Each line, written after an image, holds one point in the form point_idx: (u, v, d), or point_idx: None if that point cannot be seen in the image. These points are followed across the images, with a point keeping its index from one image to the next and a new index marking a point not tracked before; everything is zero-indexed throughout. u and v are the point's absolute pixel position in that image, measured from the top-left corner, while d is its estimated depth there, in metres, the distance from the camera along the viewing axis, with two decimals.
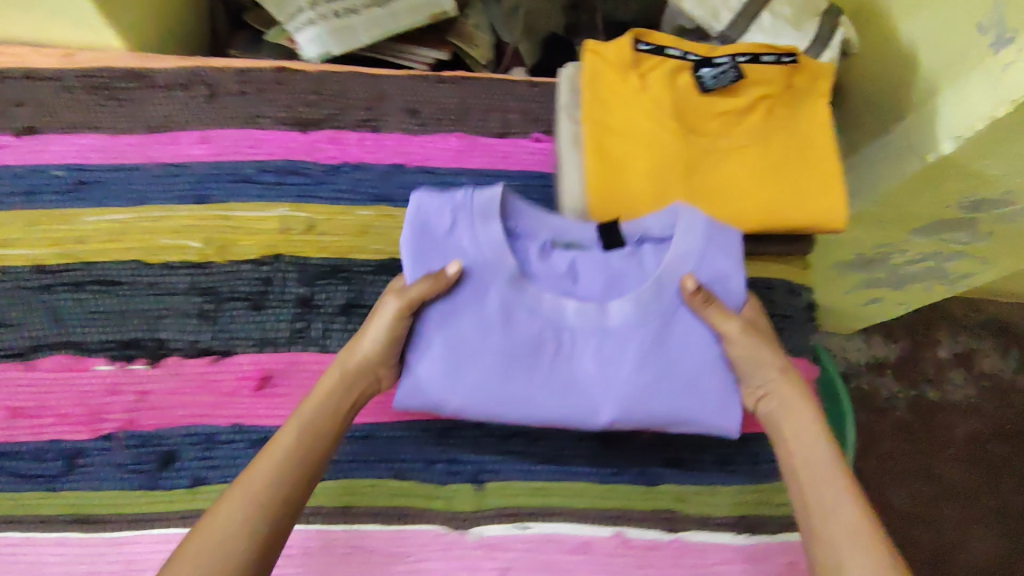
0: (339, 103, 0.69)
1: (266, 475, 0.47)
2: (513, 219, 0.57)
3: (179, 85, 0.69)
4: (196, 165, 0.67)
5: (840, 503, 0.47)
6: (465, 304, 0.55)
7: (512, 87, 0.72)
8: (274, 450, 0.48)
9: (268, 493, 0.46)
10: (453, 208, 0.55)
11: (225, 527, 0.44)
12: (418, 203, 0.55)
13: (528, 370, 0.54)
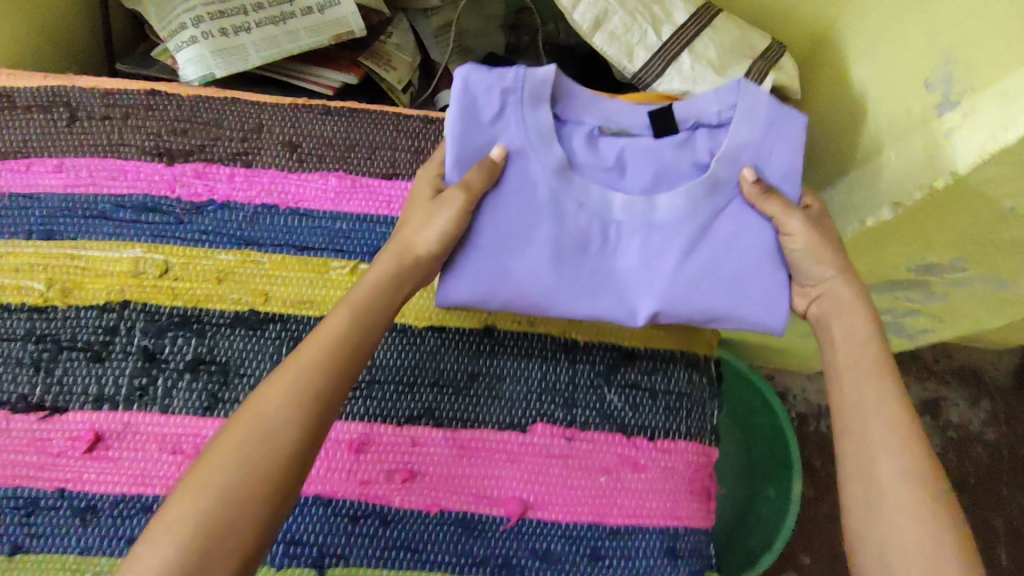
0: (211, 133, 0.64)
1: (283, 402, 0.43)
2: (563, 104, 0.57)
3: (39, 107, 0.63)
4: (48, 196, 0.61)
5: (895, 470, 0.45)
6: (511, 185, 0.55)
7: (403, 121, 0.67)
8: (296, 368, 0.45)
9: (272, 422, 0.43)
10: (501, 91, 0.54)
11: (229, 470, 0.41)
12: (463, 80, 0.54)
13: (578, 260, 0.55)
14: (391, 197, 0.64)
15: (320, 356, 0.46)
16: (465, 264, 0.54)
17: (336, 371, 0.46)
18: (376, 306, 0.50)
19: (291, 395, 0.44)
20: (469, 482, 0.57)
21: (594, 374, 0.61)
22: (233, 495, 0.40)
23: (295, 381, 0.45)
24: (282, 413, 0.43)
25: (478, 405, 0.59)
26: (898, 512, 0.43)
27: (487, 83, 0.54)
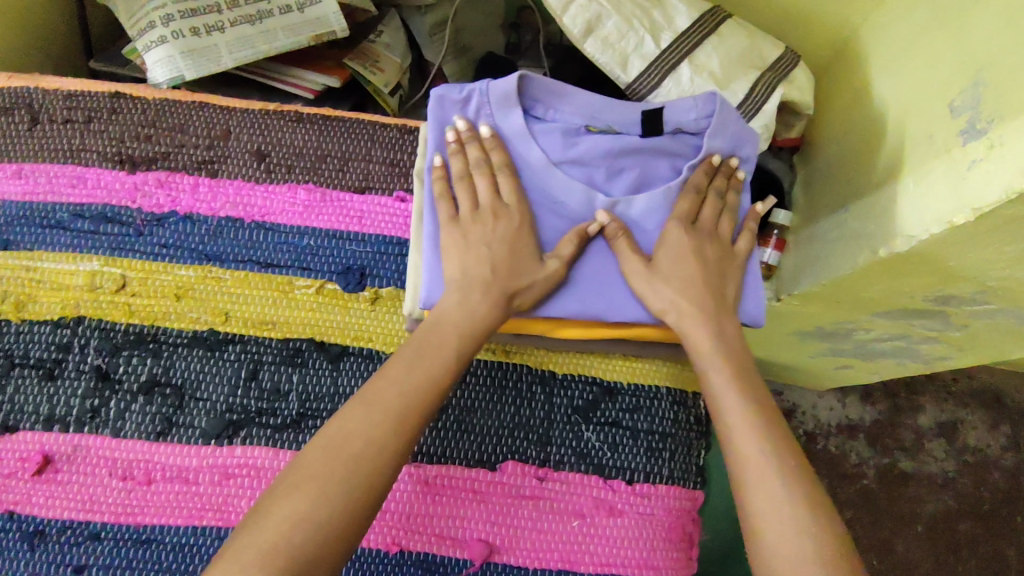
0: (175, 140, 0.61)
1: (378, 426, 0.43)
2: (543, 104, 0.54)
3: (0, 109, 0.61)
4: (5, 204, 0.58)
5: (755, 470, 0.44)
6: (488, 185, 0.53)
7: (378, 131, 0.63)
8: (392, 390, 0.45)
9: (358, 444, 0.43)
10: (476, 105, 0.54)
11: (327, 493, 0.41)
12: (439, 97, 0.54)
13: None
14: (363, 212, 0.60)
15: (413, 383, 0.45)
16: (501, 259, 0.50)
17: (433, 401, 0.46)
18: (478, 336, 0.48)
19: (387, 419, 0.44)
20: (432, 521, 0.53)
21: (571, 410, 0.57)
22: (331, 518, 0.40)
23: (387, 408, 0.44)
24: (366, 439, 0.43)
25: (445, 439, 0.55)
26: (788, 537, 0.42)
27: (456, 100, 0.54)
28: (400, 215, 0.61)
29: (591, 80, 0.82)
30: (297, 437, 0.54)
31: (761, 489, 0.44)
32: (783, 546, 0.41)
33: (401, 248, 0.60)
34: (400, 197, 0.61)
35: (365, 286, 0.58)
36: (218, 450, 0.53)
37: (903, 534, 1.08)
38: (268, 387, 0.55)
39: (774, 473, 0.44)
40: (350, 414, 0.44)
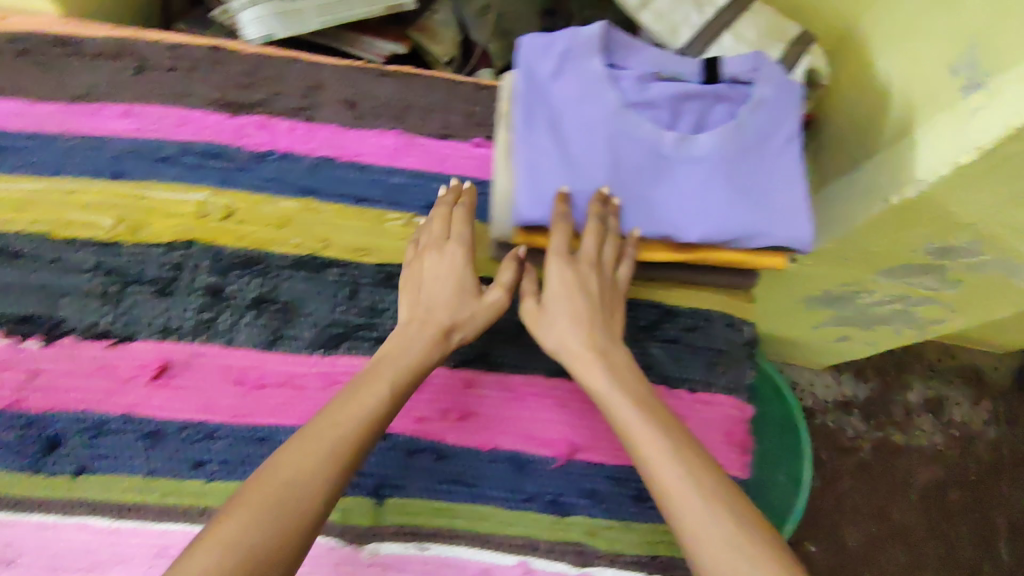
0: (272, 88, 0.67)
1: (308, 474, 0.42)
2: (618, 54, 0.60)
3: (109, 56, 0.66)
4: (116, 140, 0.63)
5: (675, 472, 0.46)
6: (567, 120, 0.57)
7: (456, 87, 0.70)
8: (313, 454, 0.43)
9: (293, 483, 0.41)
10: (560, 51, 0.58)
11: (259, 526, 0.39)
12: (526, 47, 0.59)
13: (628, 187, 0.57)
14: (445, 155, 0.67)
15: (330, 438, 0.44)
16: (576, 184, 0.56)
17: (345, 453, 0.44)
18: (408, 372, 0.50)
19: (314, 468, 0.42)
20: (517, 422, 0.59)
21: (637, 328, 0.63)
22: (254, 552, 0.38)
23: (313, 463, 0.42)
24: (302, 482, 0.41)
25: (528, 352, 0.61)
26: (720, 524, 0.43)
27: (542, 47, 0.59)
28: (478, 158, 0.67)
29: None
30: None
31: (676, 489, 0.45)
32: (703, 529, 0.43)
33: (481, 187, 0.66)
34: (477, 142, 0.67)
35: None
36: (326, 358, 0.58)
37: (898, 507, 1.02)
38: (367, 305, 0.60)
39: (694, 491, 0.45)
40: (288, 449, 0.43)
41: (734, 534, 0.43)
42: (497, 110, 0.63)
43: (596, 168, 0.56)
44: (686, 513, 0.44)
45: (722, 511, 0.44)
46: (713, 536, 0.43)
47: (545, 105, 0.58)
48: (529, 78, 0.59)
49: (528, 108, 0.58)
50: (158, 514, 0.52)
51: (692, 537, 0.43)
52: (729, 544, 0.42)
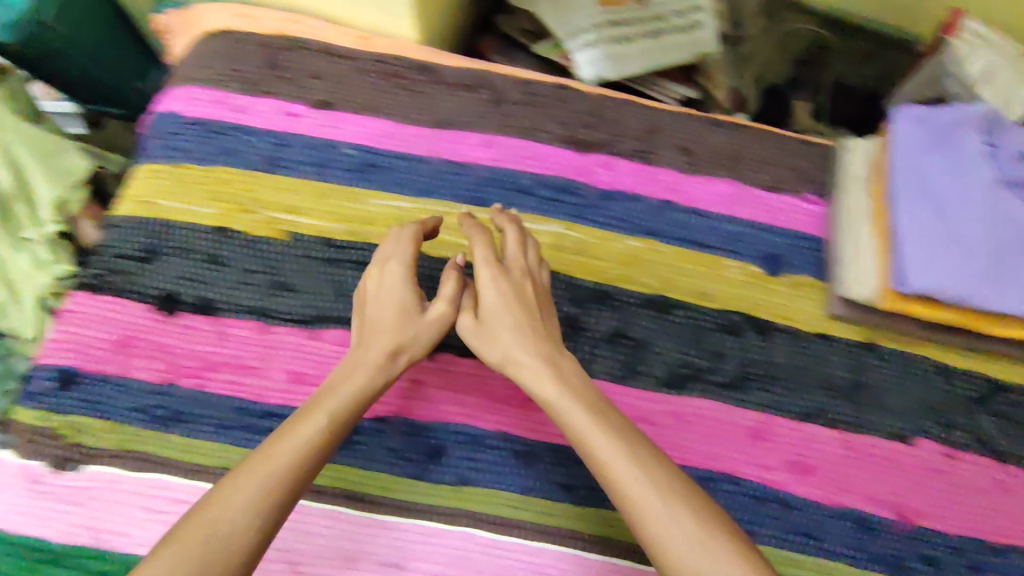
0: (614, 130, 0.69)
1: (238, 509, 0.41)
2: (995, 135, 0.62)
3: (467, 85, 0.69)
4: (477, 167, 0.66)
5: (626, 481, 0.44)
6: (948, 189, 0.59)
7: (785, 142, 0.71)
8: (242, 491, 0.42)
9: (223, 527, 0.40)
10: (942, 126, 0.62)
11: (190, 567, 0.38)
12: (907, 120, 0.63)
13: (1010, 260, 0.57)
14: (780, 209, 0.68)
15: (260, 475, 0.42)
16: (961, 251, 0.57)
17: (290, 488, 0.43)
18: (352, 401, 0.48)
19: (251, 503, 0.41)
20: (858, 482, 0.60)
21: (968, 399, 0.64)
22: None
23: (246, 496, 0.41)
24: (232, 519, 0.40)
25: (864, 412, 0.62)
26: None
27: (923, 122, 0.62)
28: (811, 214, 0.68)
29: (864, 121, 0.95)
30: (740, 396, 0.62)
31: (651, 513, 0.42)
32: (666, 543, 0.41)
33: (814, 244, 0.67)
34: (809, 199, 0.68)
35: (787, 274, 0.66)
36: (681, 398, 0.60)
37: None
38: (712, 349, 0.63)
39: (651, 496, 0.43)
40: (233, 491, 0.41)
41: (732, 549, 0.41)
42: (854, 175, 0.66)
43: (982, 242, 0.57)
44: (650, 519, 0.42)
45: (706, 542, 0.41)
46: (676, 538, 0.41)
47: (923, 175, 0.60)
48: (907, 148, 0.62)
49: (909, 178, 0.60)
50: (536, 534, 0.55)
51: (676, 564, 0.41)
52: (698, 562, 0.40)
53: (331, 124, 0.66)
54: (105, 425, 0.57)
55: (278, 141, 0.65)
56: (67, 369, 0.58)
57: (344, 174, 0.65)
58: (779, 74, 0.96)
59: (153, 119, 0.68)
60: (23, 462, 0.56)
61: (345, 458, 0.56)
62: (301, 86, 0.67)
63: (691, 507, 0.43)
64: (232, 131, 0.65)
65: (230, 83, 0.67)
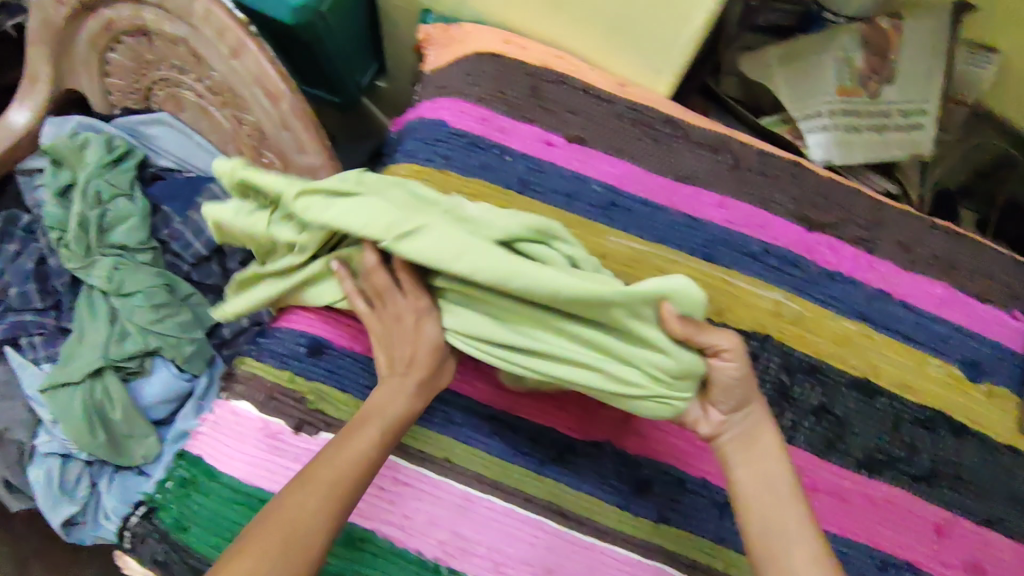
0: (842, 214, 0.72)
1: (313, 512, 0.46)
2: None
3: (710, 146, 0.73)
4: (711, 225, 0.70)
5: (771, 442, 0.52)
6: None
7: (1000, 257, 0.73)
8: (313, 498, 0.46)
9: (304, 530, 0.45)
10: None
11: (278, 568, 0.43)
12: None
13: None
14: (987, 319, 0.71)
15: (327, 484, 0.47)
16: None
17: (345, 487, 0.48)
18: (397, 422, 0.52)
19: (319, 507, 0.46)
20: None
21: None
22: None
23: (318, 504, 0.46)
24: (314, 522, 0.45)
25: None
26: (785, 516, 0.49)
27: None
28: (1014, 330, 0.71)
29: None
30: (926, 488, 0.65)
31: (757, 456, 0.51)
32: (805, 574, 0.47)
33: (1011, 358, 0.70)
34: (1014, 314, 0.71)
35: (984, 381, 0.69)
36: (877, 480, 0.63)
37: None
38: (907, 441, 0.65)
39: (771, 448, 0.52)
40: (299, 495, 0.46)
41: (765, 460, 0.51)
42: None
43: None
44: (763, 467, 0.51)
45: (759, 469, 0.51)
46: (764, 470, 0.51)
47: None
48: None
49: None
50: None
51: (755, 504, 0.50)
52: (746, 486, 0.51)
53: (583, 159, 0.70)
54: (342, 397, 0.60)
55: (534, 165, 0.69)
56: (318, 338, 0.61)
57: (590, 210, 0.69)
58: (955, 180, 1.00)
59: (414, 120, 0.72)
60: (263, 416, 0.59)
61: (556, 475, 0.60)
62: (560, 119, 0.71)
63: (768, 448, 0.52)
64: (493, 148, 0.69)
65: (495, 104, 0.71)
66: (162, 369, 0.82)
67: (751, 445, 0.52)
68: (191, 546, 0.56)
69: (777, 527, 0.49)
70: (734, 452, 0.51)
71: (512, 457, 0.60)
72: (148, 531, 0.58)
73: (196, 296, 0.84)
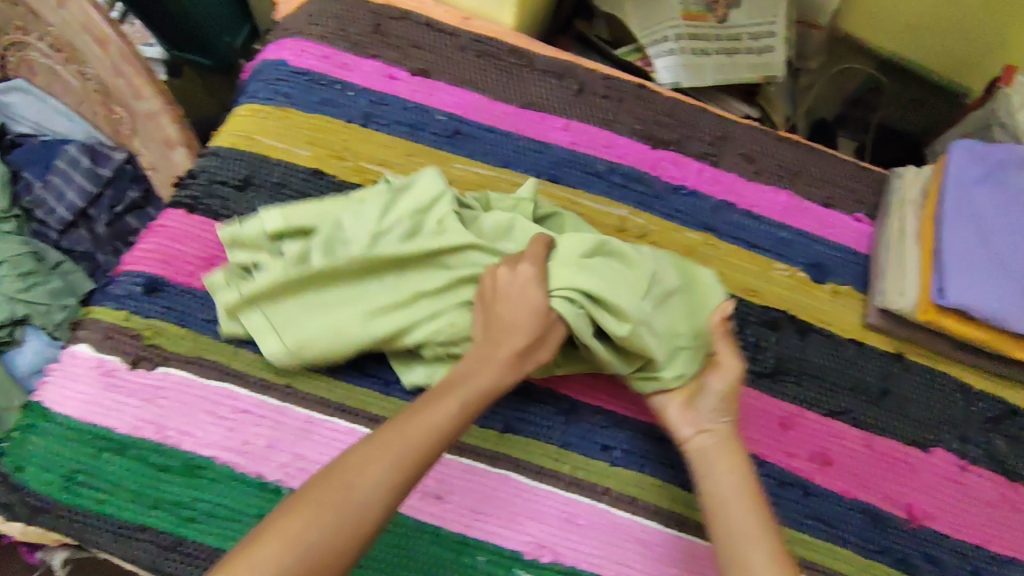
0: (687, 132, 0.74)
1: (372, 479, 0.45)
2: None
3: (555, 73, 0.74)
4: (556, 148, 0.71)
5: (727, 463, 0.56)
6: (992, 222, 0.65)
7: (842, 165, 0.76)
8: (375, 465, 0.45)
9: (359, 495, 0.44)
10: (996, 162, 0.67)
11: (326, 522, 0.42)
12: (964, 151, 0.68)
13: None
14: (832, 223, 0.73)
15: (397, 446, 0.46)
16: (991, 282, 0.62)
17: (427, 452, 0.48)
18: (486, 395, 0.52)
19: (380, 476, 0.45)
20: (878, 481, 0.64)
21: (986, 420, 0.68)
22: (323, 544, 0.41)
23: (378, 471, 0.45)
24: (370, 491, 0.44)
25: (886, 417, 0.66)
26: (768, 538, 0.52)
27: (976, 156, 0.68)
28: (860, 232, 0.73)
29: (905, 156, 0.98)
30: (771, 385, 0.66)
31: (727, 487, 0.55)
32: (756, 542, 0.51)
33: (857, 258, 0.72)
34: (859, 218, 0.73)
35: (830, 281, 0.71)
36: None
37: None
38: (751, 341, 0.67)
39: (740, 473, 0.56)
40: (362, 461, 0.45)
41: (743, 487, 0.55)
42: (898, 199, 0.72)
43: (1018, 267, 0.63)
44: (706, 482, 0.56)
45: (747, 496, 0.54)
46: (729, 488, 0.55)
47: (970, 205, 0.65)
48: (961, 176, 0.67)
49: (956, 203, 0.66)
50: (571, 486, 0.60)
51: (721, 515, 0.53)
52: (740, 515, 0.53)
53: (426, 91, 0.71)
54: (180, 331, 0.60)
55: (376, 99, 0.70)
56: (154, 276, 0.61)
57: (435, 138, 0.69)
58: (830, 109, 1.03)
59: (259, 64, 0.73)
60: (98, 355, 0.59)
61: (402, 394, 0.61)
62: (404, 54, 0.72)
63: (740, 470, 0.56)
64: (334, 84, 0.70)
65: (338, 42, 0.72)
66: (33, 337, 0.75)
67: (730, 474, 0.56)
68: (27, 486, 0.56)
69: (725, 502, 0.54)
70: (719, 455, 0.57)
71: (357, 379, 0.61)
72: None
73: (68, 264, 0.80)
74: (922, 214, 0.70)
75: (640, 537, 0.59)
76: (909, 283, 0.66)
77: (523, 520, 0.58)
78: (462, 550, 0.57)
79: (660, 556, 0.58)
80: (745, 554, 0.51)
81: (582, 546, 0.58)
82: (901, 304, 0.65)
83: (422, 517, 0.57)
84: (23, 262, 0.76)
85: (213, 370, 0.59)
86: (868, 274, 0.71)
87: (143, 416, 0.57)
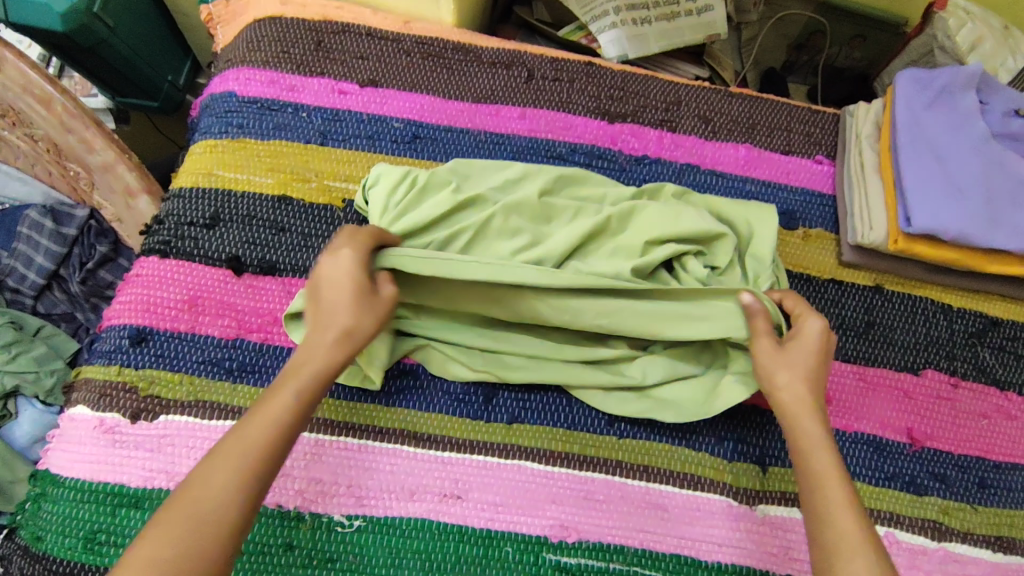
0: (641, 101, 0.75)
1: (215, 494, 0.42)
2: (984, 94, 0.71)
3: (503, 64, 0.75)
4: (516, 137, 0.72)
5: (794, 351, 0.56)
6: (944, 147, 0.67)
7: (795, 111, 0.77)
8: (208, 478, 0.43)
9: (202, 508, 0.41)
10: (939, 87, 0.70)
11: (181, 549, 0.40)
12: (906, 83, 0.71)
13: (999, 205, 0.65)
14: (794, 168, 0.74)
15: (232, 460, 0.43)
16: (951, 203, 0.64)
17: (267, 451, 0.45)
18: (314, 378, 0.49)
19: (222, 486, 0.42)
20: (875, 410, 0.66)
21: (968, 334, 0.70)
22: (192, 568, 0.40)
23: (215, 485, 0.42)
24: (217, 500, 0.42)
25: (873, 348, 0.68)
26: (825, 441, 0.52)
27: (919, 86, 0.70)
28: (822, 173, 0.74)
29: (857, 95, 1.01)
30: None
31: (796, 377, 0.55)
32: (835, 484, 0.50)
33: (824, 200, 0.73)
34: (819, 160, 0.75)
35: (800, 226, 0.72)
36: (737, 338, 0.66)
37: None
38: None
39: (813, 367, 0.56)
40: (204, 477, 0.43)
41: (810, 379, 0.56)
42: (851, 138, 0.74)
43: (975, 186, 0.65)
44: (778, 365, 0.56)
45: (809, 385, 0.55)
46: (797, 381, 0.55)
47: (921, 134, 0.68)
48: (907, 107, 0.70)
49: (909, 132, 0.68)
50: (584, 464, 0.61)
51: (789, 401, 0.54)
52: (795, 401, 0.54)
53: (380, 100, 0.71)
54: (174, 377, 0.60)
55: (331, 116, 0.70)
56: (139, 326, 0.61)
57: (396, 146, 0.70)
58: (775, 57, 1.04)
59: (207, 99, 0.72)
60: (97, 414, 0.59)
61: (405, 403, 0.62)
62: (351, 67, 0.72)
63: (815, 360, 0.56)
64: (286, 107, 0.70)
65: (283, 65, 0.72)
66: (27, 407, 0.74)
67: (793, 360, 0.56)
68: (49, 553, 0.55)
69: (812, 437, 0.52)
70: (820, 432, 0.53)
71: (358, 396, 0.62)
72: (10, 550, 0.57)
73: (49, 328, 0.79)
74: (878, 146, 0.72)
75: (656, 501, 0.60)
76: (877, 215, 0.68)
77: (545, 505, 0.59)
78: (489, 543, 0.57)
79: (680, 517, 0.60)
80: (832, 519, 0.47)
81: (604, 521, 0.59)
82: (872, 236, 0.67)
83: (445, 519, 0.58)
84: (3, 334, 0.75)
85: (213, 411, 0.59)
86: (835, 214, 0.73)
87: (150, 466, 0.57)
